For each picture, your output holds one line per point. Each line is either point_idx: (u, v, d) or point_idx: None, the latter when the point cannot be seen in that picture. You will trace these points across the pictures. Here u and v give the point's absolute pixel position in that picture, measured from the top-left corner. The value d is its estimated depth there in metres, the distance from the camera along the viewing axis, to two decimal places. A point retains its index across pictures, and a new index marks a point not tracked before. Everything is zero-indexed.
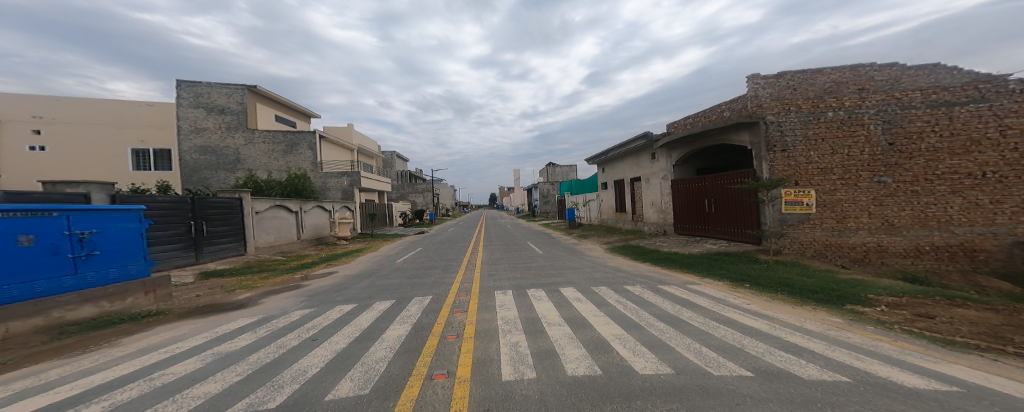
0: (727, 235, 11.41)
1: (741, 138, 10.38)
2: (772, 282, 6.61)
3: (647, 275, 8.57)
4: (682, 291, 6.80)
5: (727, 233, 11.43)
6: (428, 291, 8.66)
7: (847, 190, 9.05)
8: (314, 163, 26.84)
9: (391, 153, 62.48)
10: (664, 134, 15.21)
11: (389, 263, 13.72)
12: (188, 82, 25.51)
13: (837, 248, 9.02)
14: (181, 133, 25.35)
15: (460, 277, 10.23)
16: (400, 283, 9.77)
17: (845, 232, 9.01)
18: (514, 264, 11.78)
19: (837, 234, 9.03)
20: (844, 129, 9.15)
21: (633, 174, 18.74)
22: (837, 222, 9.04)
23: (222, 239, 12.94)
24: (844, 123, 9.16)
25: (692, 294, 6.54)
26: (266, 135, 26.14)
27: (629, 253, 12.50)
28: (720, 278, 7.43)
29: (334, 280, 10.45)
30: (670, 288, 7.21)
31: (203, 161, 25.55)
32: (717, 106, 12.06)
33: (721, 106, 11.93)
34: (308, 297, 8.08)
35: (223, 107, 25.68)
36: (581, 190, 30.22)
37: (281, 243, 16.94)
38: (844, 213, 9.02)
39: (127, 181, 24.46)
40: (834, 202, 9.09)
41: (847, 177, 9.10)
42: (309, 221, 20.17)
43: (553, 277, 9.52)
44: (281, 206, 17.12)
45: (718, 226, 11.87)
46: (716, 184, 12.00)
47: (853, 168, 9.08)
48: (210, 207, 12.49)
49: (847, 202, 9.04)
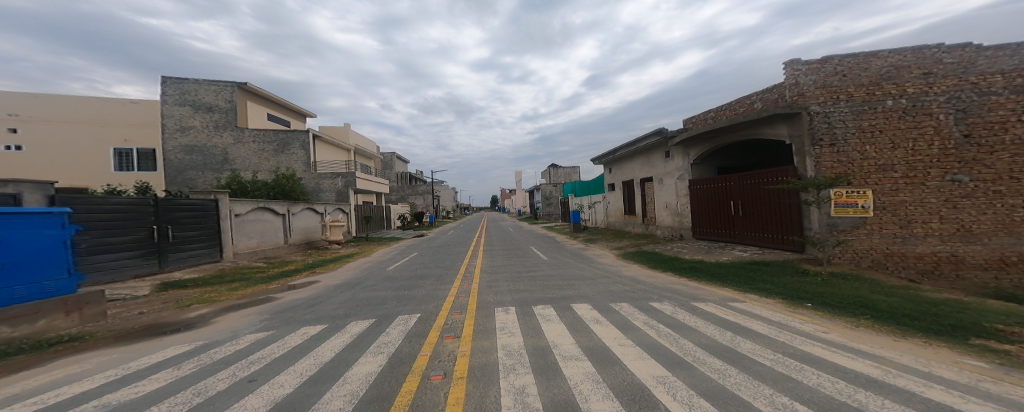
0: (759, 242, 10.12)
1: (777, 131, 9.14)
2: (844, 301, 5.25)
3: (676, 288, 7.17)
4: (728, 312, 5.37)
5: (758, 239, 10.18)
6: (416, 308, 7.31)
7: (912, 190, 7.73)
8: (306, 164, 25.50)
9: (390, 154, 61.57)
10: (681, 130, 13.94)
11: (379, 271, 12.41)
12: (175, 79, 24.48)
13: (901, 258, 7.68)
14: (166, 132, 24.26)
15: (455, 289, 8.93)
16: (385, 297, 8.45)
17: (910, 239, 7.69)
18: (516, 274, 10.48)
19: (901, 242, 7.69)
20: (908, 119, 7.85)
21: (644, 173, 17.48)
22: (901, 228, 7.71)
23: (193, 245, 11.73)
24: (908, 113, 7.86)
25: (743, 316, 5.12)
26: (256, 134, 25.04)
27: (645, 261, 11.12)
28: (771, 294, 6.06)
29: (312, 292, 9.15)
30: (710, 307, 5.79)
31: (190, 161, 24.47)
32: (745, 98, 10.81)
33: (750, 97, 10.67)
34: (270, 316, 6.75)
35: (211, 105, 24.61)
36: (585, 191, 28.96)
37: (265, 247, 15.69)
38: (909, 217, 7.70)
39: (109, 182, 23.43)
40: (897, 204, 7.76)
41: (912, 175, 7.78)
42: (298, 224, 19.03)
43: (563, 290, 8.17)
44: (265, 208, 15.87)
45: (748, 231, 10.58)
46: (744, 184, 10.73)
47: (920, 164, 7.76)
48: (177, 210, 11.26)
49: (913, 205, 7.71)
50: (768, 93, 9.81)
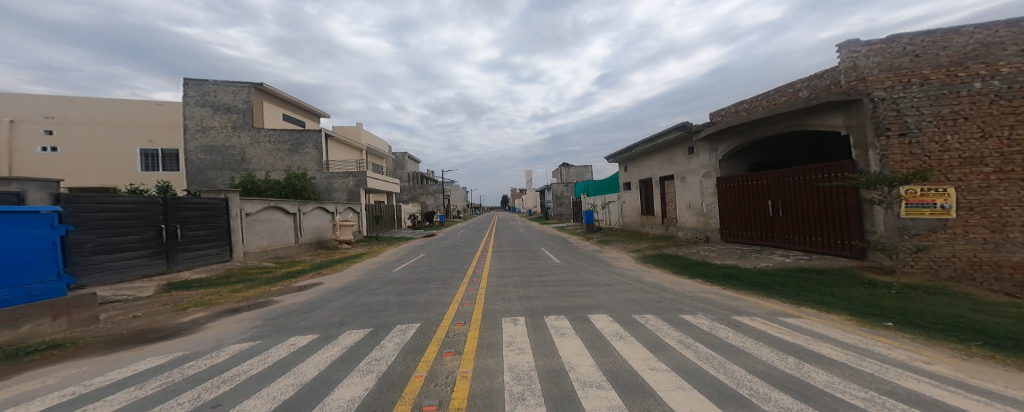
0: (803, 246, 9.10)
1: (829, 121, 8.14)
2: (939, 322, 4.26)
3: (709, 300, 6.30)
4: (783, 331, 4.49)
5: (803, 243, 9.16)
6: (417, 318, 6.73)
7: (1008, 187, 6.49)
8: (319, 162, 25.87)
9: (403, 154, 62.13)
10: (708, 124, 12.90)
11: (384, 273, 12.00)
12: (195, 80, 25.02)
13: (993, 268, 6.45)
14: (186, 132, 24.82)
15: (461, 294, 8.37)
16: (387, 303, 7.93)
17: (1006, 246, 6.43)
18: (527, 278, 9.80)
19: (992, 249, 6.48)
20: (1003, 104, 6.64)
21: (663, 171, 16.45)
22: (993, 232, 6.49)
23: (203, 245, 11.63)
24: (1002, 96, 6.66)
25: (805, 338, 4.22)
26: (271, 134, 25.36)
27: (669, 265, 10.18)
28: (832, 308, 5.12)
29: (314, 295, 8.76)
30: (758, 324, 4.91)
31: (208, 161, 24.98)
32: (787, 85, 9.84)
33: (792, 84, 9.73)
34: (263, 323, 6.31)
35: (229, 106, 25.05)
36: (598, 191, 27.93)
37: (275, 247, 15.64)
38: (1004, 220, 6.46)
39: (135, 181, 24.20)
40: (987, 204, 6.54)
41: (1008, 169, 6.54)
42: (309, 223, 19.05)
43: (578, 298, 7.43)
44: (275, 207, 15.77)
45: (791, 233, 9.54)
46: (786, 181, 9.71)
47: (1019, 156, 6.51)
48: (186, 209, 11.16)
49: (1009, 205, 6.46)
50: (817, 80, 8.88)
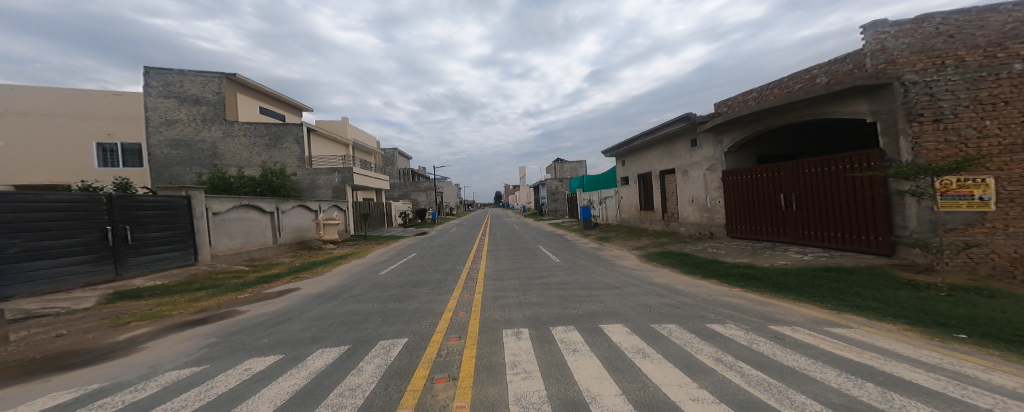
0: (822, 242, 8.54)
1: (853, 108, 7.52)
2: (1022, 334, 3.60)
3: (736, 305, 5.61)
4: (840, 346, 3.72)
5: (821, 239, 8.60)
6: (402, 332, 5.81)
7: None
8: (300, 158, 24.49)
9: (392, 150, 60.51)
10: (712, 115, 12.28)
11: (370, 276, 11.05)
12: (158, 69, 23.20)
13: None
14: (150, 125, 23.04)
15: (454, 301, 7.50)
16: (369, 312, 6.99)
17: None
18: (526, 280, 9.00)
19: None
20: None
21: (664, 165, 15.86)
22: None
23: (160, 248, 10.39)
24: None
25: (871, 356, 3.42)
26: (246, 127, 23.86)
27: (677, 264, 9.53)
28: (884, 315, 4.42)
29: (287, 304, 7.76)
30: (804, 337, 4.14)
31: (175, 156, 23.29)
32: (801, 71, 9.24)
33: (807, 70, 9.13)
34: (215, 341, 5.26)
35: (198, 97, 23.37)
36: (594, 186, 27.31)
37: (250, 248, 14.44)
38: None
39: (91, 178, 22.38)
40: None
41: None
42: (289, 223, 17.87)
43: (586, 305, 6.67)
44: (248, 206, 14.55)
45: (807, 229, 9.00)
46: (801, 173, 9.14)
47: None
48: (137, 209, 9.88)
49: None
50: (837, 64, 8.28)
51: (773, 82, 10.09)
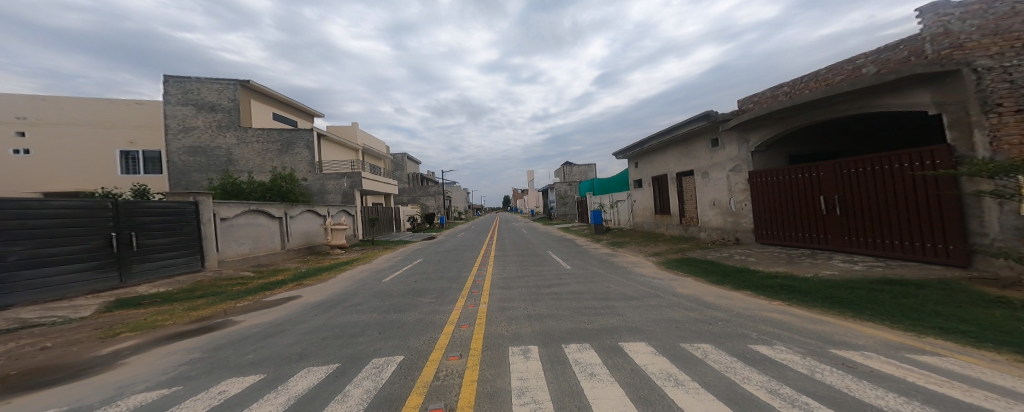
0: (875, 250, 7.67)
1: (911, 99, 6.67)
2: None
3: (782, 324, 4.87)
4: (946, 384, 3.00)
5: (874, 247, 7.72)
6: (399, 349, 5.25)
7: None
8: (311, 163, 24.69)
9: (403, 155, 61.05)
10: (736, 112, 11.48)
11: (373, 283, 10.65)
12: (176, 78, 23.81)
13: None
14: (168, 132, 23.61)
15: (458, 312, 6.96)
16: (367, 324, 6.51)
17: None
18: (535, 289, 8.40)
19: None
20: None
21: (681, 166, 15.04)
22: None
23: (164, 254, 10.23)
24: None
25: (989, 397, 2.65)
26: (260, 133, 24.23)
27: (702, 273, 8.74)
28: (986, 347, 3.62)
29: (285, 313, 7.36)
30: (886, 368, 3.40)
31: (192, 163, 23.83)
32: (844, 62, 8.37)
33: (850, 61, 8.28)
34: (199, 357, 4.81)
35: (213, 105, 23.87)
36: (605, 189, 26.49)
37: (258, 254, 14.33)
38: None
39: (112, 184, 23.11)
40: None
41: None
42: (298, 228, 17.81)
43: (603, 319, 6.02)
44: (257, 211, 14.51)
45: (856, 236, 8.11)
46: (847, 174, 8.26)
47: None
48: (143, 215, 9.77)
49: None
50: (888, 52, 7.42)
51: (808, 75, 9.22)
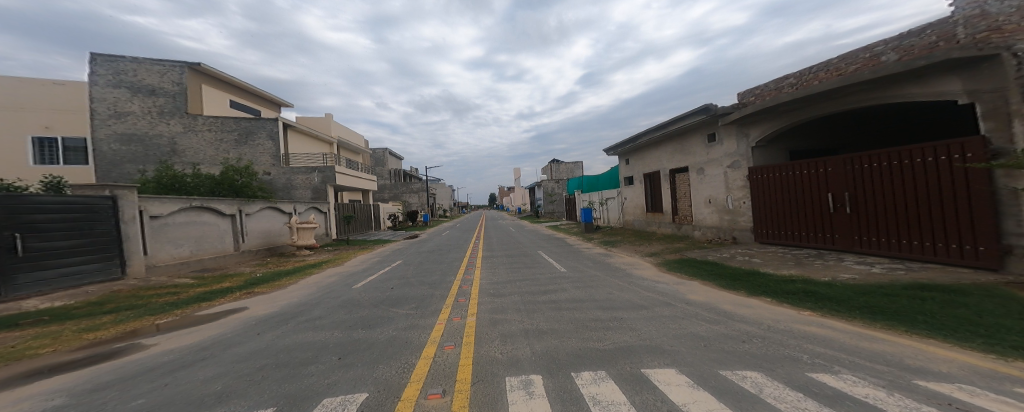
0: (891, 251, 7.23)
1: (938, 88, 6.22)
2: None
3: (832, 342, 3.96)
4: None
5: (889, 248, 7.30)
6: (360, 385, 3.94)
7: None
8: (274, 155, 22.51)
9: (381, 150, 58.43)
10: (735, 107, 11.11)
11: (341, 290, 9.25)
12: (107, 56, 20.87)
13: None
14: (95, 118, 20.72)
15: (443, 327, 5.88)
16: (323, 345, 5.19)
17: None
18: (529, 298, 7.38)
19: None
20: None
21: (674, 163, 14.61)
22: None
23: (57, 260, 8.36)
24: None
25: None
26: (212, 122, 21.83)
27: (707, 275, 8.06)
28: None
29: (219, 332, 5.89)
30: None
31: (127, 152, 21.08)
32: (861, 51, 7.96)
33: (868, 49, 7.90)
34: (56, 407, 3.37)
35: (154, 88, 21.17)
36: (594, 187, 25.92)
37: (203, 257, 12.63)
38: None
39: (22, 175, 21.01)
40: None
41: None
42: (257, 227, 15.96)
43: (614, 337, 5.10)
44: (202, 208, 12.85)
45: (868, 235, 7.72)
46: (861, 170, 7.85)
47: None
48: (34, 213, 8.03)
49: None
50: (911, 38, 7.12)
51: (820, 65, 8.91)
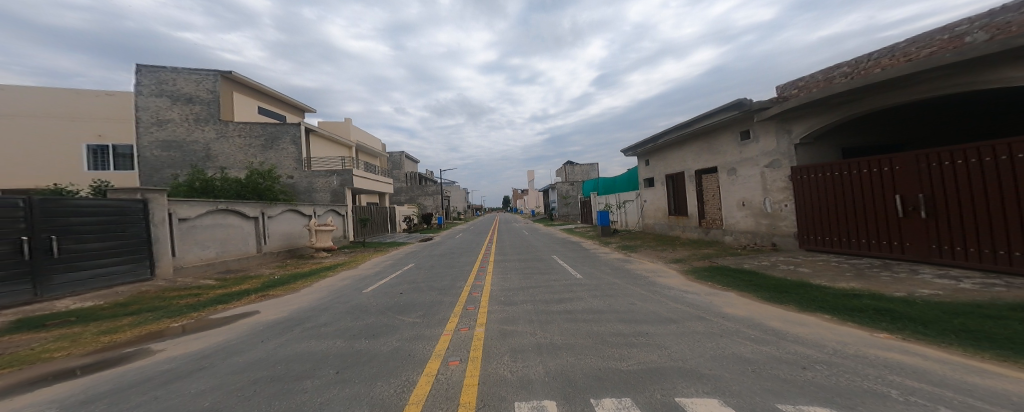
0: (979, 263, 6.20)
1: None
2: None
3: (927, 376, 3.14)
4: None
5: (977, 259, 6.26)
6: (354, 404, 3.51)
7: None
8: (297, 160, 23.19)
9: (400, 153, 59.58)
10: (772, 101, 10.18)
11: (352, 294, 9.05)
12: (150, 67, 22.28)
13: None
14: (139, 126, 22.11)
15: (454, 337, 5.47)
16: (323, 357, 4.84)
17: None
18: (543, 307, 6.84)
19: None
20: None
21: (701, 163, 13.66)
22: None
23: (91, 262, 8.64)
24: None
25: None
26: (241, 127, 22.81)
27: (742, 285, 7.22)
28: None
29: (224, 338, 5.70)
30: None
31: (165, 158, 22.35)
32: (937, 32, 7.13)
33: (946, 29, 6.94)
34: None
35: (191, 96, 22.37)
36: (611, 189, 24.99)
37: (226, 258, 12.94)
38: None
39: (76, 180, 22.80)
40: None
41: None
42: (278, 229, 16.33)
43: (639, 355, 4.45)
44: (228, 210, 13.25)
45: (947, 243, 6.70)
46: (938, 168, 6.84)
47: None
48: (69, 215, 8.31)
49: None
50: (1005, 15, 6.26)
51: (884, 52, 8.08)
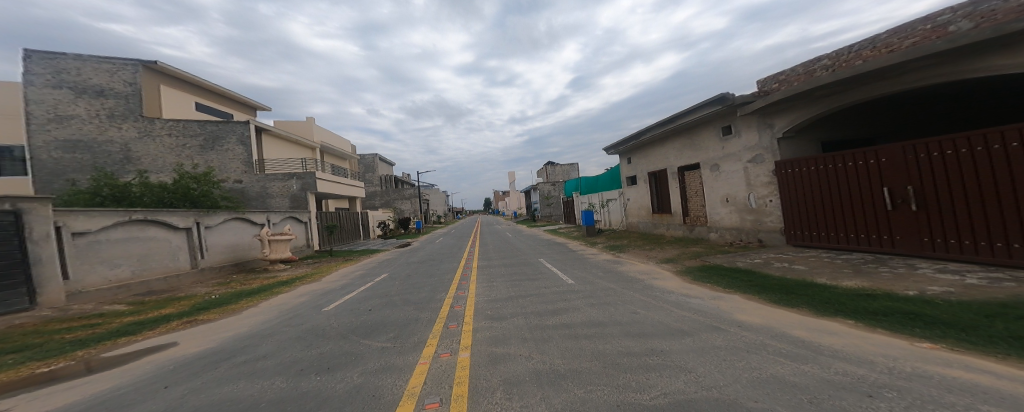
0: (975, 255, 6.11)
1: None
2: None
3: (1017, 402, 2.51)
4: None
5: (974, 251, 6.15)
6: None
7: None
8: (247, 162, 20.77)
9: (372, 156, 56.76)
10: (754, 95, 10.12)
11: (306, 314, 7.68)
12: (43, 52, 18.75)
13: None
14: (31, 122, 18.52)
15: (428, 367, 4.42)
16: (244, 410, 3.57)
17: None
18: (536, 321, 5.93)
19: None
20: None
21: (683, 160, 13.53)
22: None
23: None
24: None
25: None
26: (172, 125, 20.03)
27: (745, 286, 6.79)
28: None
29: (105, 389, 4.22)
30: None
31: (72, 160, 19.01)
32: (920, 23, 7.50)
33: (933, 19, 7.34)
34: None
35: (102, 89, 19.24)
36: (593, 188, 24.74)
37: (148, 279, 10.86)
38: None
39: None
40: None
41: None
42: (221, 240, 14.24)
43: (660, 383, 3.64)
44: (151, 221, 11.28)
45: (941, 236, 6.61)
46: (926, 160, 6.78)
47: None
48: None
49: None
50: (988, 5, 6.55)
51: (863, 44, 8.43)
